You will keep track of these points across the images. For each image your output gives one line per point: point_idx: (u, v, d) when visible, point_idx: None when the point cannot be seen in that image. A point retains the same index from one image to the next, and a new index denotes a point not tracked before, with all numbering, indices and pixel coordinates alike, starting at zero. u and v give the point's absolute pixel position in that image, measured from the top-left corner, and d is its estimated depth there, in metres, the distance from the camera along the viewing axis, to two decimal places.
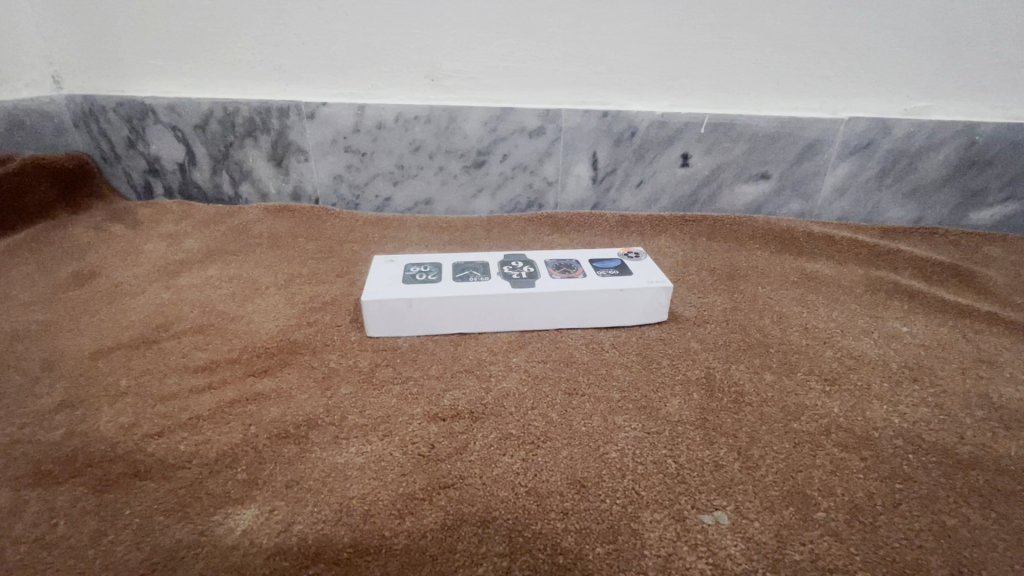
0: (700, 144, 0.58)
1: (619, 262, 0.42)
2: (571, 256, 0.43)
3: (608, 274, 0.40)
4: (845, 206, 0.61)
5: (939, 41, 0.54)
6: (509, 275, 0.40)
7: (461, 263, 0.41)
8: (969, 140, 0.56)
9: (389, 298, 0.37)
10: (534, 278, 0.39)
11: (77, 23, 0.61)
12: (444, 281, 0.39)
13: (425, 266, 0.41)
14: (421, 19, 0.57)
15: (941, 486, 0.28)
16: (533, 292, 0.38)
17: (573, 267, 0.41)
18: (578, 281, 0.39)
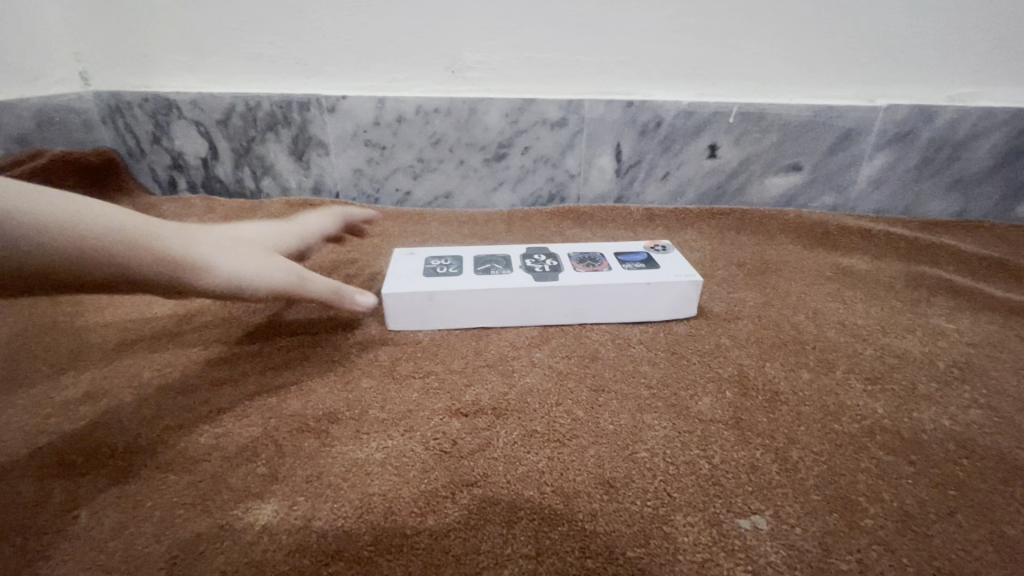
0: (729, 135, 0.56)
1: (646, 255, 0.41)
2: (596, 249, 0.42)
3: (634, 267, 0.39)
4: (881, 199, 0.58)
5: (987, 23, 0.52)
6: (531, 268, 0.39)
7: (483, 256, 0.40)
8: (1018, 128, 0.53)
9: (410, 291, 0.36)
10: (557, 271, 0.38)
11: (105, 20, 0.61)
12: (466, 273, 0.38)
13: (446, 259, 0.40)
14: (442, 10, 0.56)
15: (999, 494, 0.26)
16: (558, 285, 0.37)
17: (597, 261, 0.40)
18: (603, 275, 0.38)
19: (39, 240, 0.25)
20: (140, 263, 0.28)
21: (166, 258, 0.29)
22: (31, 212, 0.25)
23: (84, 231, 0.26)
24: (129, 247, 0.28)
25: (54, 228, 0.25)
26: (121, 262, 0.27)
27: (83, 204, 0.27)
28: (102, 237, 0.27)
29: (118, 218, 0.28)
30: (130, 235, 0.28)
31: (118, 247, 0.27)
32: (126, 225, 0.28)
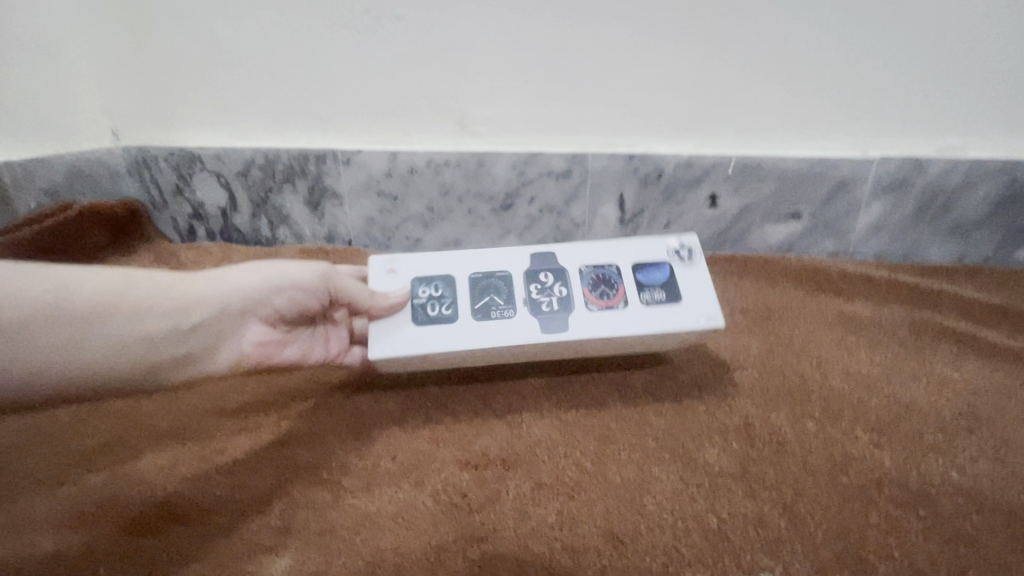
0: (728, 184, 0.59)
1: (667, 280, 0.39)
2: (613, 262, 0.40)
3: (651, 302, 0.38)
4: (881, 244, 0.59)
5: (974, 79, 0.54)
6: (539, 304, 0.38)
7: (483, 283, 0.39)
8: (1009, 178, 0.55)
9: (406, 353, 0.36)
10: (567, 310, 0.37)
11: (137, 80, 0.65)
12: (462, 320, 0.37)
13: (439, 289, 0.38)
14: (451, 68, 0.59)
15: (985, 554, 0.27)
16: (564, 336, 0.36)
17: (613, 291, 0.38)
18: (615, 317, 0.37)
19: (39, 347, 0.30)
20: (154, 325, 0.33)
21: (185, 303, 0.34)
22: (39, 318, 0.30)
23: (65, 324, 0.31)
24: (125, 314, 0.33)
25: (37, 330, 0.30)
26: (115, 346, 0.32)
27: (61, 281, 0.32)
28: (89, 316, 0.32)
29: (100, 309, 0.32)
30: (118, 300, 0.33)
31: (124, 319, 0.33)
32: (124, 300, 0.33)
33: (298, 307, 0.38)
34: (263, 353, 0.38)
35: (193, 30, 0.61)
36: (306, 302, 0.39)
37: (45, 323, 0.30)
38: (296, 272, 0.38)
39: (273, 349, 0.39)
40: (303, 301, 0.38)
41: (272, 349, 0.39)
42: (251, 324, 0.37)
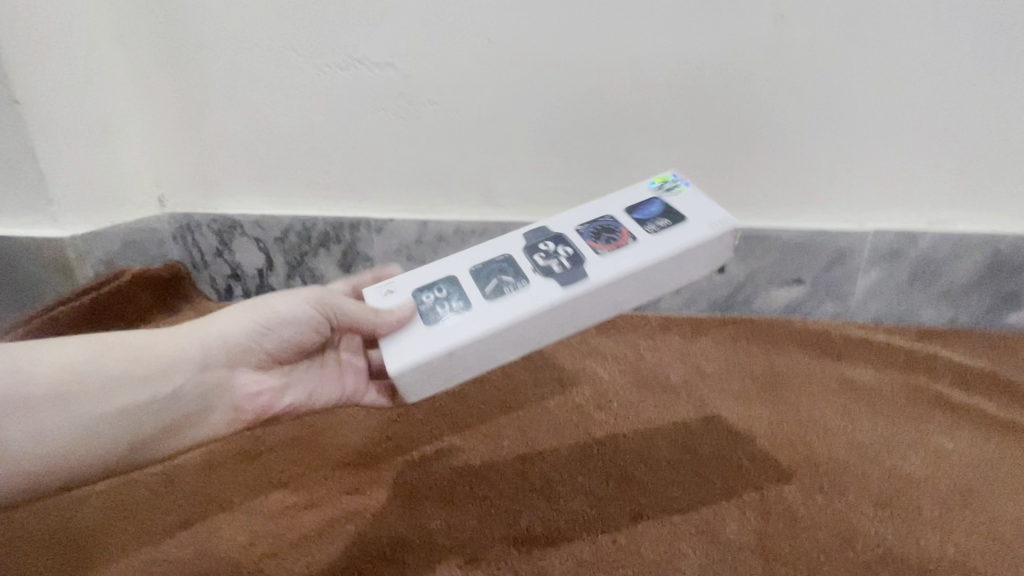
0: (735, 254, 0.63)
1: (660, 209, 0.44)
2: (607, 213, 0.45)
3: (654, 229, 0.43)
4: (878, 307, 0.64)
5: (956, 160, 0.59)
6: (551, 268, 0.42)
7: (485, 270, 0.43)
8: (993, 250, 0.60)
9: (428, 359, 0.38)
10: (582, 263, 0.42)
11: (184, 154, 0.70)
12: (476, 306, 0.41)
13: (446, 290, 0.42)
14: (479, 148, 0.65)
15: None
16: (586, 282, 0.40)
17: (616, 235, 0.43)
18: (626, 252, 0.42)
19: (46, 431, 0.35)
20: (126, 398, 0.37)
21: (161, 369, 0.39)
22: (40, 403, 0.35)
23: (61, 408, 0.35)
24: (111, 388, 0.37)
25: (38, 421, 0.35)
26: (113, 418, 0.37)
27: (51, 370, 0.36)
28: (82, 397, 0.36)
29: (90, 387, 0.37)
30: (106, 381, 0.37)
31: (93, 396, 0.36)
32: (110, 377, 0.37)
33: (287, 342, 0.43)
34: (263, 399, 0.43)
35: (241, 112, 0.67)
36: (296, 337, 0.43)
37: (47, 410, 0.35)
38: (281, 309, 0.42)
39: (274, 394, 0.43)
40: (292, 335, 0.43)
41: (269, 394, 0.43)
42: (238, 375, 0.42)
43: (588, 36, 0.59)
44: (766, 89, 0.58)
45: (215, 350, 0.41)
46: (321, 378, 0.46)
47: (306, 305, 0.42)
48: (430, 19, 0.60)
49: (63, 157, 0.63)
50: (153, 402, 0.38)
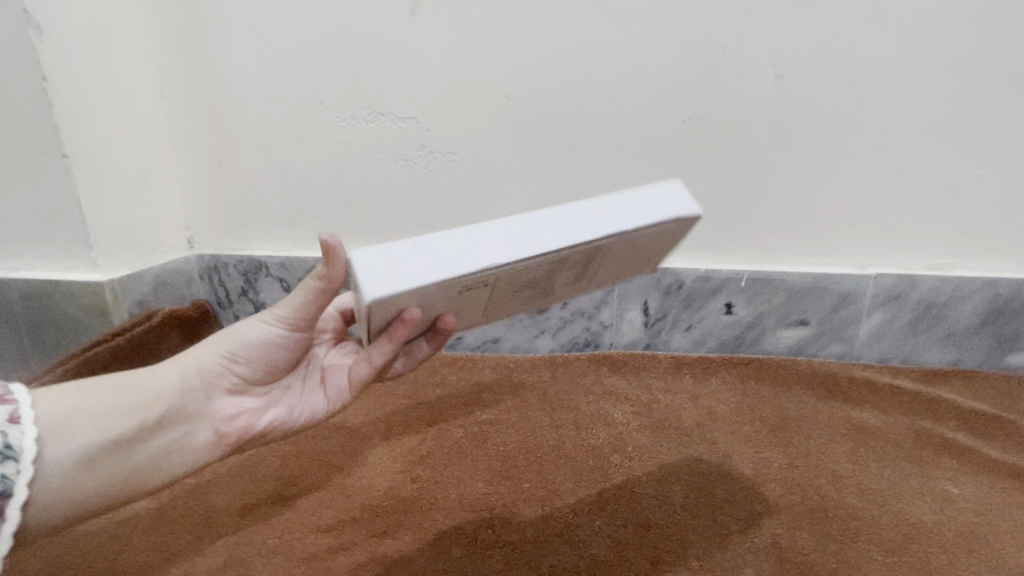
0: (743, 295, 0.65)
1: None
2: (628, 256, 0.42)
3: None
4: (883, 348, 0.66)
5: (952, 209, 0.61)
6: None
7: None
8: (993, 294, 0.62)
9: (386, 245, 0.32)
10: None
11: (218, 202, 0.75)
12: None
13: None
14: (496, 196, 0.69)
15: None
16: None
17: None
18: None
19: (73, 465, 0.34)
20: (123, 433, 0.36)
21: (148, 398, 0.38)
22: (65, 437, 0.34)
23: (85, 441, 0.35)
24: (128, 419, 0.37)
25: (65, 456, 0.34)
26: (133, 448, 0.37)
27: (71, 405, 0.35)
28: (102, 430, 0.36)
29: (110, 419, 0.36)
30: (121, 413, 0.37)
31: (93, 429, 0.35)
32: (127, 407, 0.37)
33: (266, 364, 0.42)
34: (243, 422, 0.42)
35: (273, 162, 0.72)
36: (264, 354, 0.42)
37: (71, 445, 0.34)
38: (247, 330, 0.41)
39: (259, 419, 0.42)
40: (268, 355, 0.42)
41: (250, 416, 0.42)
42: (217, 401, 0.41)
43: (600, 93, 0.63)
44: (766, 144, 0.62)
45: (209, 376, 0.40)
46: (301, 392, 0.44)
47: (269, 318, 0.41)
48: (452, 77, 0.65)
49: (103, 206, 0.66)
50: (168, 432, 0.38)
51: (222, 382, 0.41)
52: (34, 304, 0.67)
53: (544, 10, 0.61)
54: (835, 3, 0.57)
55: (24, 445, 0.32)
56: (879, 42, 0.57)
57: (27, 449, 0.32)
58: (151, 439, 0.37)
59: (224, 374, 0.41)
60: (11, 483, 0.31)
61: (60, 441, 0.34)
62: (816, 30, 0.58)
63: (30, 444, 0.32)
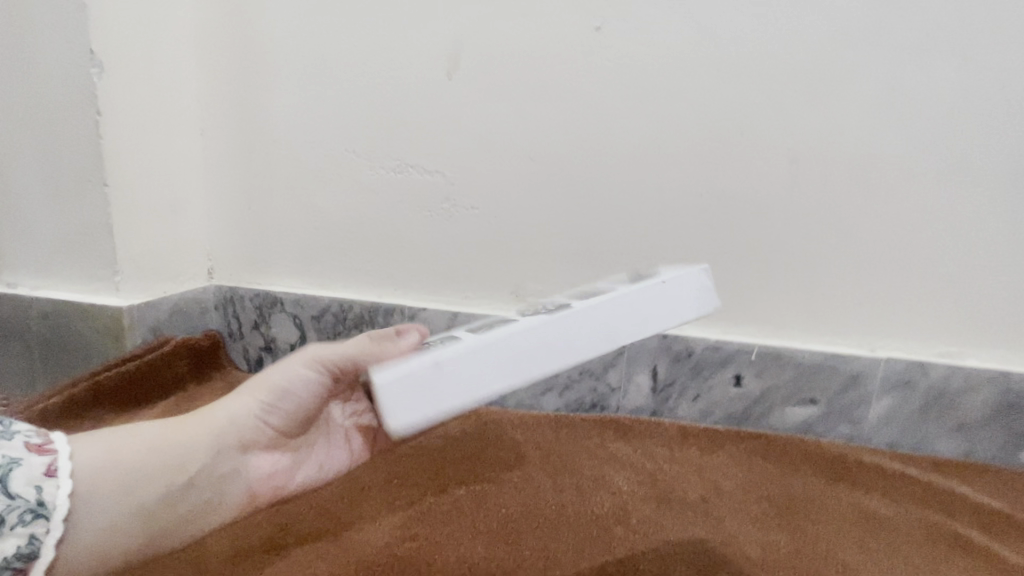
0: (751, 368, 0.66)
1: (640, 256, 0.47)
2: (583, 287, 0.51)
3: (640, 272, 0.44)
4: (893, 434, 0.65)
5: (961, 299, 0.62)
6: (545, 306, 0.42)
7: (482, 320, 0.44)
8: (1004, 386, 0.62)
9: (412, 369, 0.31)
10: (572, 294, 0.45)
11: (242, 236, 0.77)
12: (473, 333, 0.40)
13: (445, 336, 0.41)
14: (513, 251, 0.71)
15: None
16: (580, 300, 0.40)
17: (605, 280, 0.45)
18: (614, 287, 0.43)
19: (102, 516, 0.39)
20: (153, 489, 0.41)
21: (184, 452, 0.43)
22: (95, 487, 0.39)
23: (117, 493, 0.40)
24: (161, 474, 0.42)
25: (98, 503, 0.39)
26: (155, 502, 0.41)
27: (109, 458, 0.40)
28: (133, 483, 0.40)
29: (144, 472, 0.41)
30: (152, 467, 0.42)
31: (127, 484, 0.40)
32: (161, 462, 0.42)
33: (291, 417, 0.48)
34: (273, 481, 0.48)
35: (300, 203, 0.74)
36: (294, 408, 0.48)
37: (98, 496, 0.39)
38: (278, 380, 0.47)
39: (283, 474, 0.49)
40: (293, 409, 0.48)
41: (276, 478, 0.49)
42: (246, 460, 0.47)
43: (621, 162, 0.66)
44: (779, 223, 0.64)
45: (240, 435, 0.46)
46: (318, 454, 0.51)
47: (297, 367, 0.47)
48: (480, 136, 0.68)
49: (132, 233, 0.68)
50: (195, 487, 0.43)
51: (248, 438, 0.46)
52: (50, 323, 0.68)
53: (573, 82, 0.65)
54: (847, 99, 0.60)
55: (57, 501, 0.36)
56: (889, 135, 0.60)
57: (60, 507, 0.36)
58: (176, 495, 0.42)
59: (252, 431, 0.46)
60: (38, 543, 0.35)
61: (88, 491, 0.38)
62: (830, 120, 0.61)
63: (62, 502, 0.36)
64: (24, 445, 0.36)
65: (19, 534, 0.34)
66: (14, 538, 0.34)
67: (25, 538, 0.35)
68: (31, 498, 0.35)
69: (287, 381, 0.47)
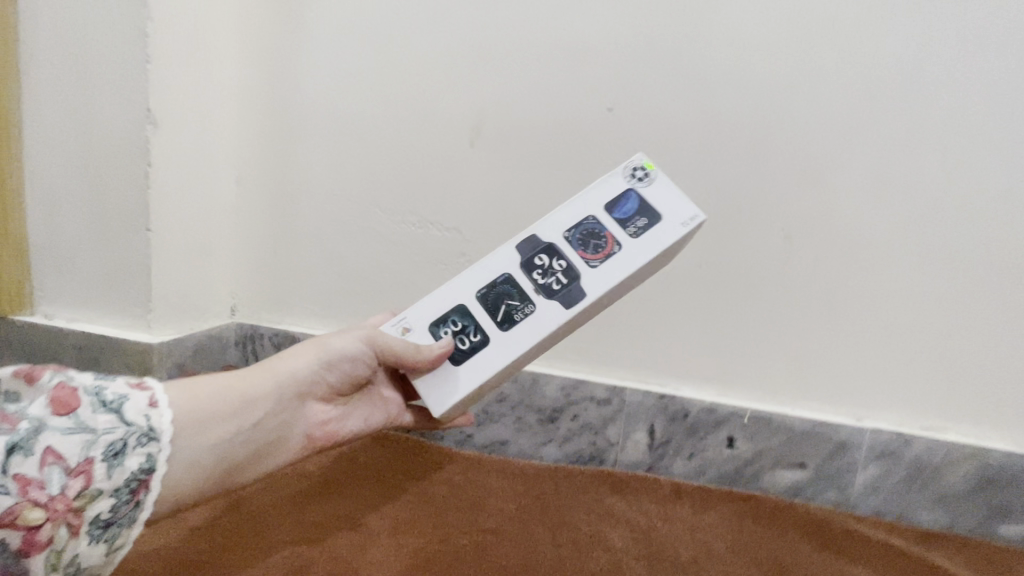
0: (744, 431, 0.69)
1: (637, 202, 0.52)
2: (589, 214, 0.52)
3: (636, 232, 0.51)
4: (878, 501, 0.68)
5: (943, 377, 0.66)
6: (547, 285, 0.51)
7: (488, 295, 0.51)
8: (983, 463, 0.65)
9: (463, 390, 0.50)
10: (579, 278, 0.51)
11: (268, 279, 0.82)
12: (491, 334, 0.50)
13: (459, 322, 0.51)
14: None
15: None
16: (584, 299, 0.50)
17: (602, 239, 0.52)
18: (614, 258, 0.51)
19: (192, 452, 0.42)
20: (226, 431, 0.45)
21: (254, 400, 0.47)
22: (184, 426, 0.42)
23: (203, 431, 0.43)
24: (236, 418, 0.46)
25: (186, 441, 0.42)
26: (234, 444, 0.45)
27: (191, 398, 0.43)
28: (213, 424, 0.44)
29: (222, 415, 0.45)
30: (229, 410, 0.45)
31: (212, 423, 0.44)
32: (235, 408, 0.46)
33: (345, 376, 0.53)
34: (326, 427, 0.54)
35: (325, 251, 0.79)
36: (351, 369, 0.53)
37: (185, 434, 0.42)
38: (336, 344, 0.52)
39: (335, 424, 0.55)
40: (348, 370, 0.53)
41: (328, 425, 0.54)
42: (304, 407, 0.52)
43: None
44: (772, 295, 0.68)
45: (301, 384, 0.51)
46: (364, 406, 0.58)
47: (356, 338, 0.52)
48: (497, 200, 0.74)
49: (168, 273, 0.72)
50: (263, 430, 0.48)
51: (307, 387, 0.52)
52: (83, 356, 0.72)
53: (586, 155, 0.71)
54: (836, 187, 0.66)
55: (162, 426, 0.40)
56: (874, 221, 0.65)
57: (166, 431, 0.40)
58: (248, 439, 0.46)
59: (310, 381, 0.52)
60: (154, 461, 0.40)
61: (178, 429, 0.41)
62: (821, 204, 0.66)
63: (168, 427, 0.40)
64: (126, 382, 0.41)
65: (139, 453, 0.39)
66: (136, 456, 0.39)
67: (144, 456, 0.39)
68: (142, 423, 0.39)
69: (346, 347, 0.52)
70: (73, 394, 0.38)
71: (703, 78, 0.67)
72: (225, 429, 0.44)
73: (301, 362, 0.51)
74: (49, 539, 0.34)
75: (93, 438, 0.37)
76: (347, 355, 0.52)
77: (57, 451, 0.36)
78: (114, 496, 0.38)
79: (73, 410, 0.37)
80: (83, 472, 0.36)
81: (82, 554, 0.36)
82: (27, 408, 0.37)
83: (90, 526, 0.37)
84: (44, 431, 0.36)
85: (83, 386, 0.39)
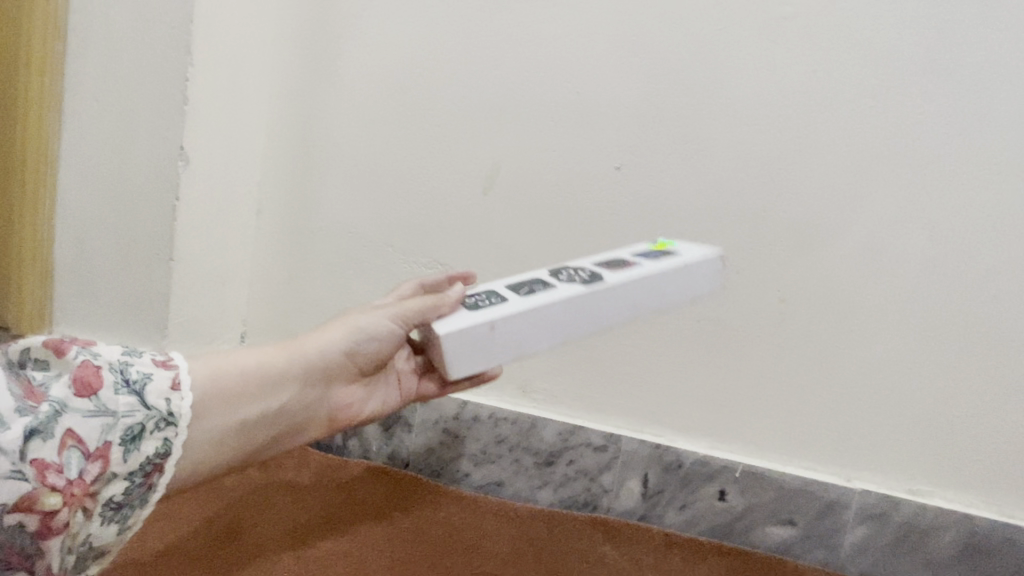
0: (736, 484, 0.70)
1: (660, 254, 0.61)
2: (615, 255, 0.61)
3: (657, 262, 0.59)
4: (867, 563, 0.69)
5: (932, 442, 0.68)
6: (570, 278, 0.56)
7: (513, 283, 0.57)
8: (970, 529, 0.66)
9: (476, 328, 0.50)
10: (600, 277, 0.56)
11: (279, 309, 0.84)
12: (511, 298, 0.54)
13: (483, 295, 0.55)
14: None
15: None
16: (602, 286, 0.55)
17: (623, 265, 0.59)
18: (634, 272, 0.57)
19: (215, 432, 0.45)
20: (251, 409, 0.48)
21: (281, 375, 0.50)
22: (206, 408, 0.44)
23: (232, 406, 0.46)
24: (262, 392, 0.49)
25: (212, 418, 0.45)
26: (259, 418, 0.48)
27: (219, 369, 0.46)
28: (238, 400, 0.47)
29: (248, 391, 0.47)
30: (255, 385, 0.48)
31: (235, 399, 0.46)
32: (261, 382, 0.49)
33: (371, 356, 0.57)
34: (347, 409, 0.57)
35: (338, 285, 0.82)
36: (378, 346, 0.56)
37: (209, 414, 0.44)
38: (364, 322, 0.56)
39: (357, 406, 0.58)
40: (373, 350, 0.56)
41: (350, 406, 0.57)
42: (329, 389, 0.55)
43: None
44: (768, 352, 0.71)
45: (326, 363, 0.54)
46: (385, 388, 0.60)
47: (385, 314, 0.56)
48: (507, 247, 0.77)
49: (186, 304, 0.76)
50: (288, 406, 0.51)
51: (333, 366, 0.55)
52: None
53: (594, 210, 0.74)
54: (830, 253, 0.69)
55: (182, 409, 0.42)
56: (866, 288, 0.68)
57: (184, 416, 0.42)
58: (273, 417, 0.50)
59: (337, 359, 0.55)
60: (170, 445, 0.41)
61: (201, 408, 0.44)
62: (816, 269, 0.69)
63: (187, 411, 0.42)
64: (152, 361, 0.42)
65: (155, 438, 0.40)
66: (153, 440, 0.40)
67: (160, 441, 0.40)
68: (162, 407, 0.40)
69: (374, 324, 0.56)
70: (97, 373, 0.39)
71: (708, 144, 0.71)
72: (251, 407, 0.48)
73: (329, 341, 0.55)
74: (65, 524, 0.35)
75: (112, 422, 0.38)
76: (374, 330, 0.56)
77: (78, 433, 0.37)
78: (129, 480, 0.39)
79: (96, 392, 0.38)
80: (101, 456, 0.38)
81: (93, 532, 0.38)
82: (52, 386, 0.38)
83: (103, 507, 0.38)
84: (65, 413, 0.37)
85: (108, 364, 0.39)
